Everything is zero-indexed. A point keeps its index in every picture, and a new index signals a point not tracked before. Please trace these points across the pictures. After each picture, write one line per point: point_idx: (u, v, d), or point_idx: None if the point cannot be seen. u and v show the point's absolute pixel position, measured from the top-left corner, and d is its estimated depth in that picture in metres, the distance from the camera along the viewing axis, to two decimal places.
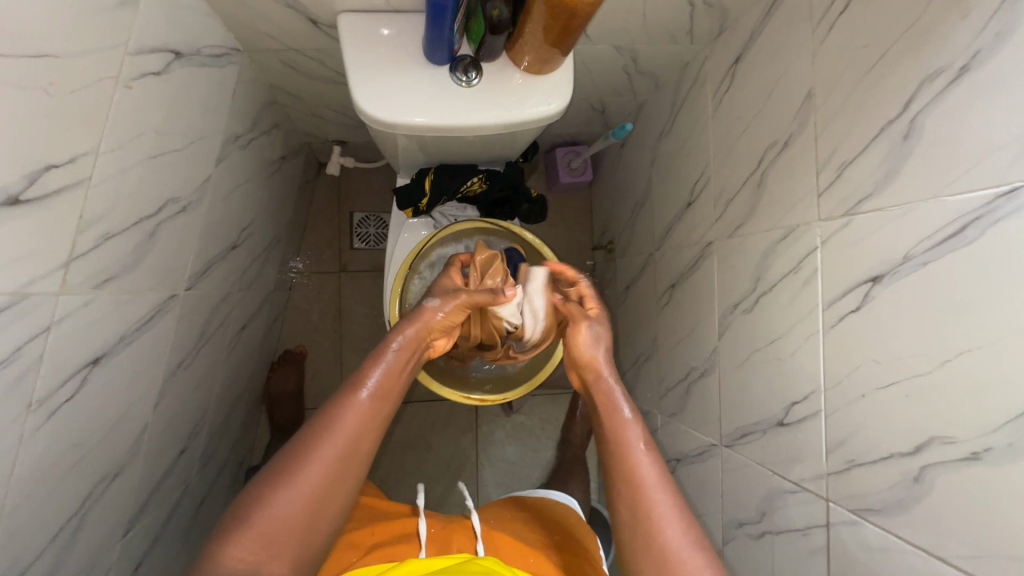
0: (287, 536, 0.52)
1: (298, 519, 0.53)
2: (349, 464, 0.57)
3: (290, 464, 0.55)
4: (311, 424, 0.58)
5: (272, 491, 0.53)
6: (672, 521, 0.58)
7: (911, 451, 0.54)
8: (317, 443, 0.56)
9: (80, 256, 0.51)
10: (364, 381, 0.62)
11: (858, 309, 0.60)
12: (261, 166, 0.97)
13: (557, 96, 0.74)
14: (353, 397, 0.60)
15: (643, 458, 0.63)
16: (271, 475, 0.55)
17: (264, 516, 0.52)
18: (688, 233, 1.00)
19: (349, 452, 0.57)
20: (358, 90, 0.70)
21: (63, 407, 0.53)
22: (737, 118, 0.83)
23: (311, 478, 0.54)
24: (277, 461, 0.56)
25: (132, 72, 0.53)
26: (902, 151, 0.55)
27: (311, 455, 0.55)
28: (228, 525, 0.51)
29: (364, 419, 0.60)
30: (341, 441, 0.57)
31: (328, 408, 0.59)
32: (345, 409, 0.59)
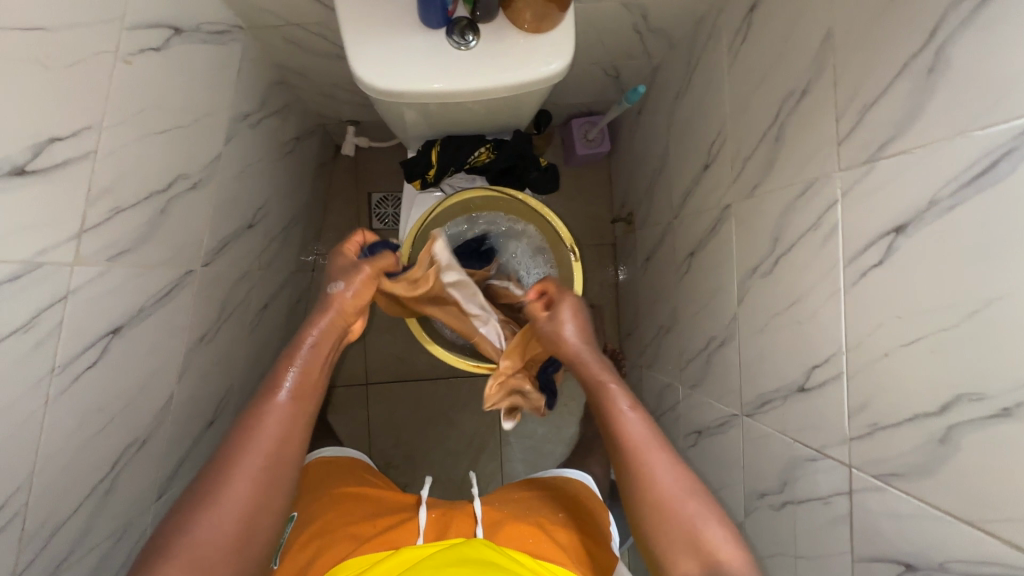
0: (217, 554, 0.52)
1: (229, 534, 0.53)
2: (275, 469, 0.57)
3: (212, 482, 0.55)
4: (230, 434, 0.58)
5: (194, 510, 0.53)
6: (666, 482, 0.62)
7: (937, 410, 0.51)
8: (239, 453, 0.56)
9: (93, 229, 0.53)
10: (279, 383, 0.61)
11: (880, 263, 0.56)
12: (275, 146, 0.99)
13: (559, 55, 0.72)
14: (271, 400, 0.60)
15: (629, 420, 0.66)
16: (193, 496, 0.54)
17: (189, 540, 0.52)
18: (705, 197, 0.96)
19: (273, 456, 0.57)
20: (357, 61, 0.70)
21: (85, 374, 0.56)
22: (752, 70, 0.78)
23: (237, 490, 0.54)
24: (196, 479, 0.55)
25: (129, 48, 0.55)
26: (926, 87, 0.50)
27: (234, 468, 0.55)
28: (150, 560, 0.51)
29: (284, 422, 0.59)
30: (262, 446, 0.57)
31: (248, 415, 0.59)
32: (264, 414, 0.59)
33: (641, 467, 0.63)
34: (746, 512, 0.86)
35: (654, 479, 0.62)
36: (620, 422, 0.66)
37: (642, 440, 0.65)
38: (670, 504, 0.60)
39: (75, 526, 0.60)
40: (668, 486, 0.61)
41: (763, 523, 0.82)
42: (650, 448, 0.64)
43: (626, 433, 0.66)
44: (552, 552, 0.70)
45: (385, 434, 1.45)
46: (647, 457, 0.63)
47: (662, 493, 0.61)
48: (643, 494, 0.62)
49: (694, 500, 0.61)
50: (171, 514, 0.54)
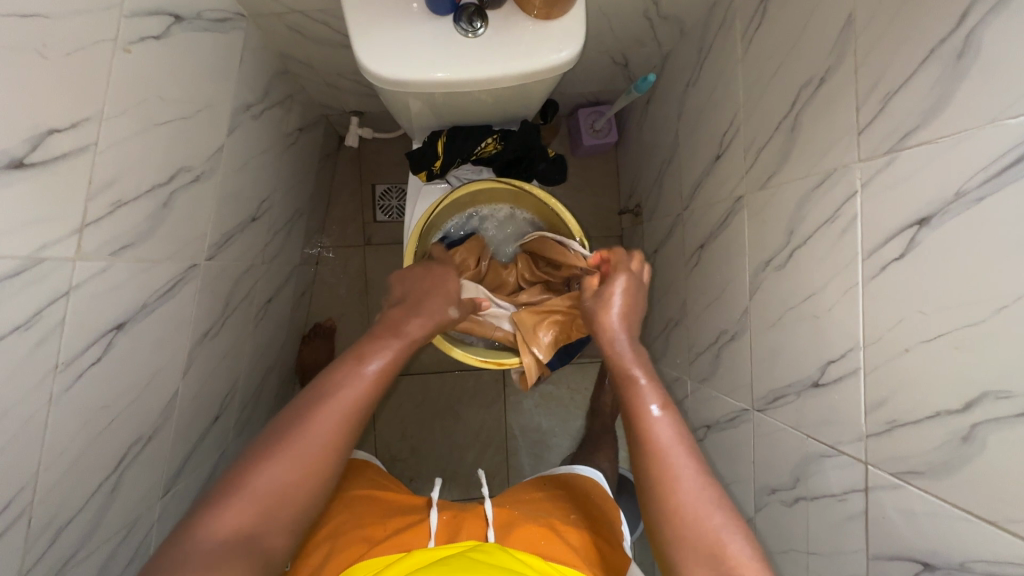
0: (273, 505, 0.53)
1: (290, 489, 0.54)
2: (346, 439, 0.59)
3: (288, 435, 0.56)
4: (311, 390, 0.60)
5: (268, 453, 0.55)
6: (696, 492, 0.57)
7: (960, 408, 0.50)
8: (317, 413, 0.58)
9: (94, 223, 0.52)
10: (370, 356, 0.64)
11: (902, 256, 0.55)
12: (278, 137, 0.97)
13: (569, 43, 0.70)
14: (357, 369, 0.61)
15: (659, 422, 0.62)
16: (272, 438, 0.56)
17: (255, 482, 0.53)
18: (716, 188, 0.94)
19: (345, 426, 0.58)
20: (362, 49, 0.68)
21: (90, 370, 0.55)
22: (767, 58, 0.76)
23: (309, 447, 0.56)
24: (279, 422, 0.58)
25: (129, 36, 0.53)
26: (955, 74, 0.48)
27: (309, 422, 0.57)
28: (219, 492, 0.53)
29: (362, 392, 0.60)
30: (337, 407, 0.58)
31: (334, 375, 0.61)
32: (348, 380, 0.60)
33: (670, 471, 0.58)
34: (756, 508, 0.85)
35: (687, 484, 0.58)
36: (652, 419, 0.62)
37: (673, 442, 0.60)
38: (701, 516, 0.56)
39: (82, 522, 0.60)
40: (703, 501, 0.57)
41: (774, 519, 0.81)
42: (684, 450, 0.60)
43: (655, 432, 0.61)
44: (564, 552, 0.70)
45: (390, 427, 1.45)
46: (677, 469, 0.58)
47: (692, 504, 0.57)
48: (665, 503, 0.58)
49: (711, 503, 0.57)
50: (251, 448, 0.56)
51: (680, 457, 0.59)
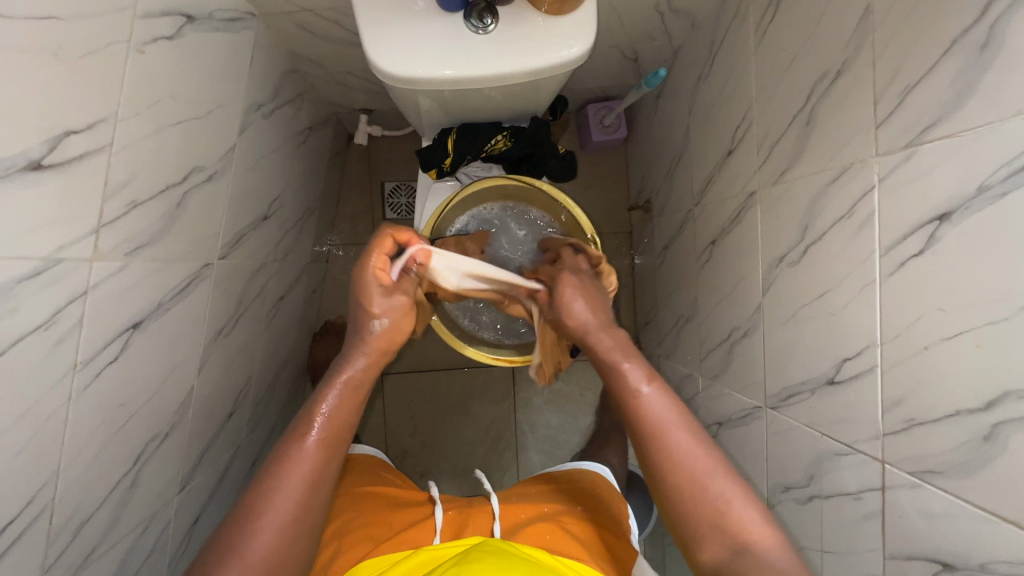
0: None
1: None
2: (300, 522, 0.57)
3: (233, 542, 0.54)
4: (254, 486, 0.58)
5: (214, 571, 0.53)
6: (714, 489, 0.58)
7: (982, 407, 0.49)
8: (263, 509, 0.56)
9: (110, 223, 0.53)
10: (307, 429, 0.61)
11: (920, 253, 0.54)
12: (289, 136, 0.97)
13: (580, 38, 0.69)
14: (298, 449, 0.59)
15: (650, 400, 0.63)
16: (215, 557, 0.54)
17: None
18: (729, 184, 0.93)
19: (298, 514, 0.57)
20: (373, 48, 0.68)
21: (107, 369, 0.56)
22: (782, 51, 0.75)
23: (259, 551, 0.54)
24: (219, 538, 0.55)
25: (143, 37, 0.53)
26: (978, 66, 0.47)
27: (259, 520, 0.55)
28: None
29: (314, 468, 0.59)
30: (292, 490, 0.57)
31: (274, 461, 0.59)
32: (293, 463, 0.59)
33: (681, 484, 0.59)
34: (769, 505, 0.85)
35: (701, 489, 0.58)
36: (655, 421, 0.62)
37: (679, 436, 0.61)
38: (719, 512, 0.57)
39: (102, 519, 0.61)
40: (716, 493, 0.58)
41: (787, 517, 0.80)
42: (687, 448, 0.60)
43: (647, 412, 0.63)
44: (571, 548, 0.70)
45: (401, 424, 1.45)
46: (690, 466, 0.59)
47: (709, 506, 0.58)
48: (680, 505, 0.59)
49: (721, 481, 0.59)
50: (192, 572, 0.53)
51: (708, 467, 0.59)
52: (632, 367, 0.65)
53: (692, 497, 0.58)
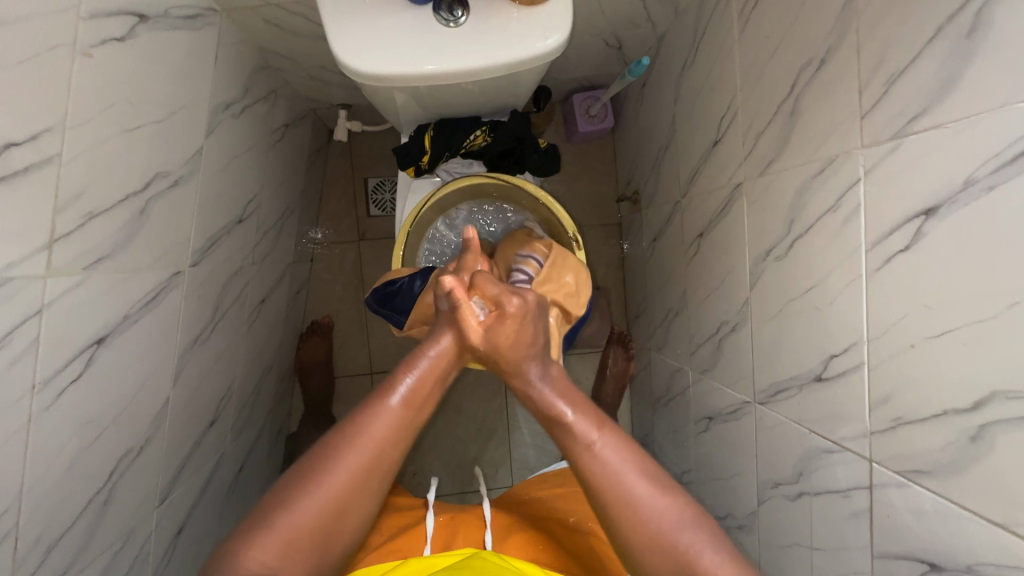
0: (304, 538, 0.53)
1: (312, 529, 0.53)
2: (370, 476, 0.57)
3: (309, 474, 0.55)
4: (347, 420, 0.59)
5: (293, 494, 0.54)
6: (654, 518, 0.57)
7: (969, 407, 0.47)
8: (349, 445, 0.57)
9: (64, 237, 0.50)
10: (398, 385, 0.62)
11: (906, 249, 0.52)
12: (263, 134, 0.95)
13: (556, 29, 0.67)
14: (386, 399, 0.60)
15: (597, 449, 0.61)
16: (297, 477, 0.56)
17: (283, 524, 0.53)
18: (715, 175, 0.91)
19: (374, 461, 0.57)
20: (340, 44, 0.65)
21: (70, 387, 0.54)
22: (766, 38, 0.72)
23: (331, 484, 0.55)
24: (302, 464, 0.57)
25: (89, 39, 0.51)
26: (964, 53, 0.45)
27: (338, 459, 0.56)
28: (248, 530, 0.52)
29: (395, 426, 0.60)
30: (371, 441, 0.58)
31: (364, 408, 0.60)
32: (377, 414, 0.59)
33: (621, 508, 0.58)
34: (759, 500, 0.84)
35: (639, 511, 0.57)
36: (592, 452, 0.60)
37: (618, 471, 0.60)
38: (663, 539, 0.56)
39: (73, 538, 0.59)
40: (658, 521, 0.57)
41: (777, 513, 0.80)
42: (628, 473, 0.59)
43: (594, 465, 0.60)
44: (562, 562, 0.69)
45: None
46: (625, 486, 0.58)
47: (649, 523, 0.57)
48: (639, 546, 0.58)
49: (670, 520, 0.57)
50: (277, 486, 0.56)
51: (632, 484, 0.59)
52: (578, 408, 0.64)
53: (624, 518, 0.57)
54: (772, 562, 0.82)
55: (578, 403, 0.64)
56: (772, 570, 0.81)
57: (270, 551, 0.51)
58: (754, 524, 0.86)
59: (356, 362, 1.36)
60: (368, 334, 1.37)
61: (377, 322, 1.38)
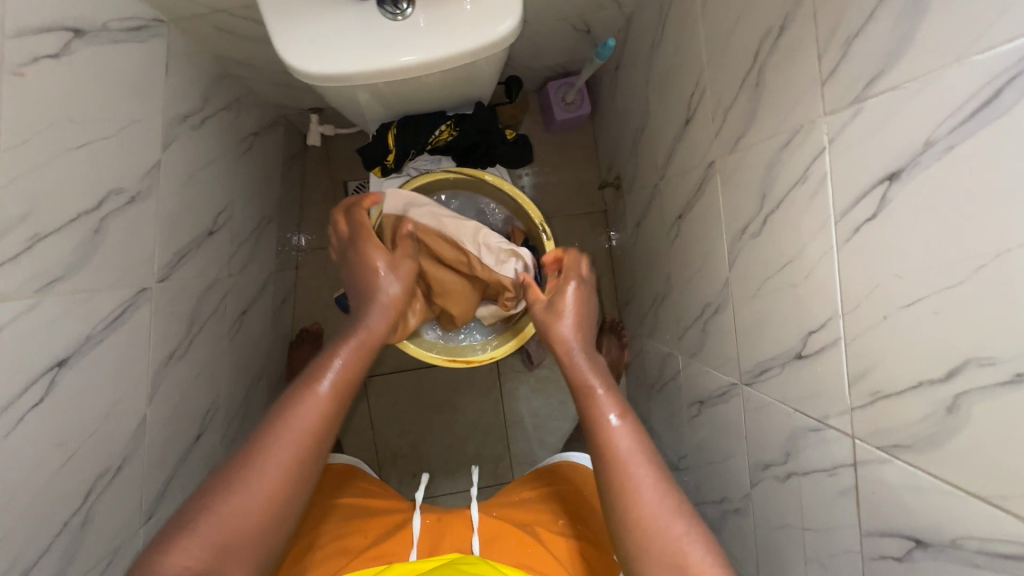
0: (230, 548, 0.55)
1: (248, 522, 0.56)
2: (303, 464, 0.61)
3: (240, 466, 0.58)
4: (270, 417, 0.62)
5: (219, 495, 0.56)
6: (653, 508, 0.60)
7: (943, 376, 0.46)
8: (278, 435, 0.60)
9: (11, 260, 0.50)
10: (322, 374, 0.66)
11: (874, 217, 0.50)
12: (230, 144, 0.94)
13: (507, 13, 0.65)
14: (311, 390, 0.64)
15: (618, 430, 0.66)
16: (221, 481, 0.57)
17: (210, 525, 0.54)
18: (689, 155, 0.89)
19: (299, 456, 0.60)
20: (288, 47, 0.64)
21: (32, 411, 0.54)
22: (727, 10, 0.70)
23: (268, 477, 0.58)
24: (232, 458, 0.59)
25: (20, 58, 0.50)
26: (915, 10, 0.43)
27: (269, 451, 0.59)
28: (172, 535, 0.54)
29: (323, 411, 0.63)
30: (299, 432, 0.61)
31: (289, 398, 0.63)
32: (305, 401, 0.63)
33: (629, 500, 0.61)
34: (752, 483, 0.83)
35: (639, 499, 0.61)
36: (611, 434, 0.66)
37: (630, 453, 0.64)
38: (659, 523, 0.60)
39: (53, 560, 0.59)
40: (659, 510, 0.60)
41: (769, 494, 0.78)
42: (634, 463, 0.63)
43: (615, 444, 0.65)
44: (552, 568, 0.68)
45: (389, 426, 1.44)
46: (638, 476, 0.62)
47: (667, 539, 0.59)
48: (642, 548, 0.60)
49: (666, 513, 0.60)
50: (198, 493, 0.57)
51: (640, 467, 0.63)
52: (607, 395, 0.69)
53: (625, 508, 0.61)
54: (767, 544, 0.80)
55: (611, 391, 0.69)
56: (768, 552, 0.80)
57: (202, 543, 0.53)
58: (748, 506, 0.85)
59: None
60: None
61: None
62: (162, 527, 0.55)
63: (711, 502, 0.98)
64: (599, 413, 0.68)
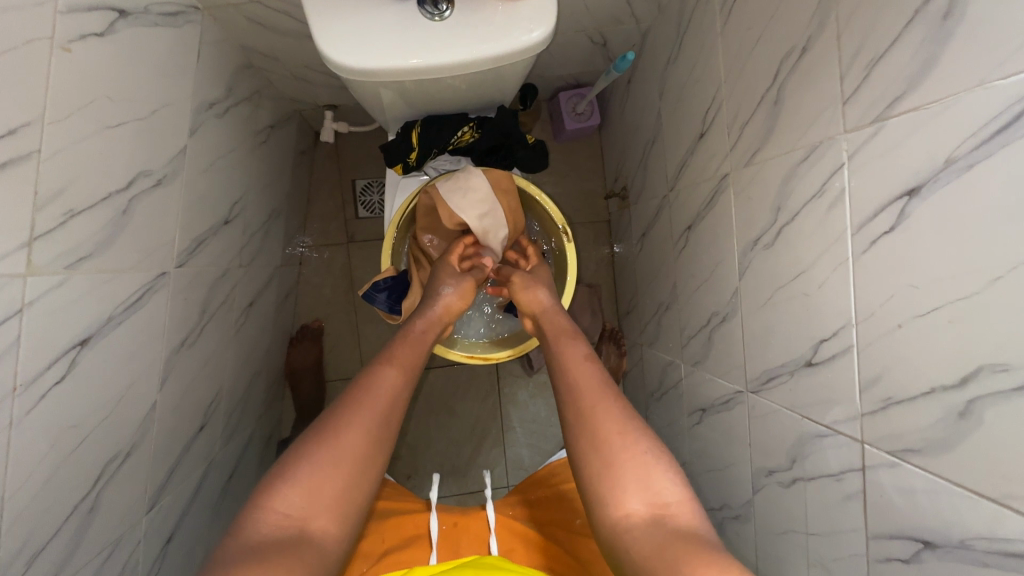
0: (324, 498, 0.54)
1: (336, 481, 0.55)
2: (381, 428, 0.61)
3: (323, 427, 0.59)
4: (344, 393, 0.63)
5: (310, 449, 0.57)
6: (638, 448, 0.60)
7: (957, 382, 0.48)
8: (361, 399, 0.62)
9: (45, 234, 0.49)
10: (390, 356, 0.69)
11: (891, 230, 0.53)
12: (248, 135, 0.94)
13: (540, 21, 0.67)
14: (383, 365, 0.67)
15: (587, 367, 0.70)
16: (308, 439, 0.58)
17: (298, 477, 0.54)
18: (701, 168, 0.92)
19: (382, 419, 0.61)
20: (325, 41, 0.65)
21: (53, 389, 0.53)
22: (748, 30, 0.73)
23: (354, 434, 0.58)
24: (318, 423, 0.60)
25: (68, 34, 0.50)
26: (940, 35, 0.46)
27: (354, 412, 0.60)
28: (269, 486, 0.54)
29: (397, 384, 0.65)
30: (382, 400, 0.62)
31: (365, 374, 0.65)
32: (379, 376, 0.65)
33: (586, 418, 0.63)
34: (755, 489, 0.84)
35: (601, 420, 0.62)
36: (575, 371, 0.70)
37: (597, 387, 0.67)
38: (615, 442, 0.60)
39: (60, 545, 0.58)
40: (618, 429, 0.61)
41: (773, 500, 0.80)
42: (601, 395, 0.65)
43: (578, 377, 0.69)
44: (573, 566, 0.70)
45: None
46: (596, 402, 0.64)
47: (629, 461, 0.58)
48: (603, 467, 0.59)
49: (641, 444, 0.60)
50: (289, 452, 0.58)
51: (605, 396, 0.65)
52: (579, 339, 0.75)
53: (591, 429, 0.62)
54: (769, 550, 0.82)
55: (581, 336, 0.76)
56: (770, 558, 0.81)
57: (301, 493, 0.53)
58: (749, 513, 0.87)
59: (347, 365, 1.36)
60: (359, 336, 1.37)
61: (368, 324, 1.37)
62: (260, 480, 0.55)
63: (709, 508, 0.99)
64: (569, 352, 0.73)
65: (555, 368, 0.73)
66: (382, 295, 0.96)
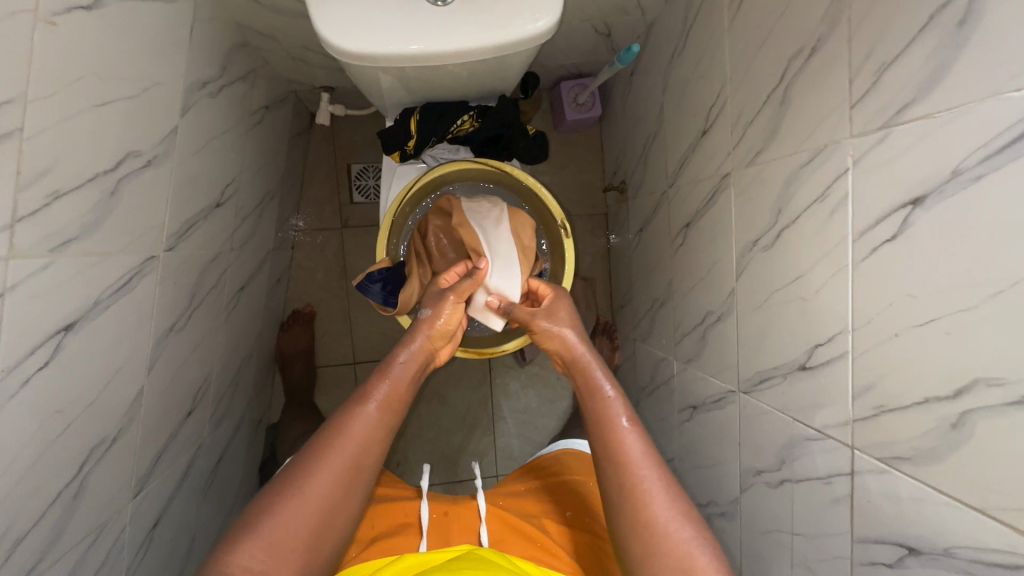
0: (286, 554, 0.54)
1: (299, 538, 0.55)
2: (350, 476, 0.60)
3: (296, 478, 0.58)
4: (317, 437, 0.62)
5: (278, 501, 0.56)
6: (660, 509, 0.59)
7: (951, 395, 0.48)
8: (331, 448, 0.60)
9: (28, 217, 0.47)
10: (372, 393, 0.66)
11: (892, 239, 0.53)
12: (242, 116, 0.91)
13: (546, 10, 0.66)
14: (360, 406, 0.64)
15: (629, 434, 0.65)
16: (280, 488, 0.57)
17: (263, 534, 0.54)
18: (703, 165, 0.91)
19: (353, 464, 0.60)
20: (324, 23, 0.63)
21: (37, 374, 0.51)
22: (757, 27, 0.72)
23: (318, 488, 0.58)
24: (288, 470, 0.59)
25: (54, 6, 0.48)
26: (954, 43, 0.45)
27: (321, 464, 0.59)
28: (237, 537, 0.54)
29: (374, 426, 0.63)
30: (351, 448, 0.61)
31: (340, 416, 0.63)
32: (355, 419, 0.63)
33: (633, 495, 0.60)
34: (742, 488, 0.85)
35: (648, 501, 0.60)
36: (621, 440, 0.64)
37: (639, 459, 0.63)
38: (666, 529, 0.58)
39: (44, 531, 0.57)
40: (666, 518, 0.59)
41: (760, 499, 0.81)
42: (644, 470, 0.62)
43: (623, 450, 0.63)
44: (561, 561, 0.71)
45: None
46: (642, 480, 0.61)
47: (673, 546, 0.57)
48: (648, 551, 0.58)
49: (678, 527, 0.58)
50: (259, 498, 0.58)
51: (643, 469, 0.62)
52: (617, 399, 0.68)
53: (634, 509, 0.60)
54: (753, 547, 0.83)
55: (619, 394, 0.68)
56: (754, 555, 0.83)
57: (266, 546, 0.54)
58: (736, 511, 0.88)
59: (338, 351, 1.35)
60: (352, 323, 1.36)
61: (360, 311, 1.36)
62: (228, 529, 0.56)
63: (696, 504, 1.00)
64: (607, 417, 0.67)
65: (596, 438, 0.66)
66: (377, 286, 0.93)
